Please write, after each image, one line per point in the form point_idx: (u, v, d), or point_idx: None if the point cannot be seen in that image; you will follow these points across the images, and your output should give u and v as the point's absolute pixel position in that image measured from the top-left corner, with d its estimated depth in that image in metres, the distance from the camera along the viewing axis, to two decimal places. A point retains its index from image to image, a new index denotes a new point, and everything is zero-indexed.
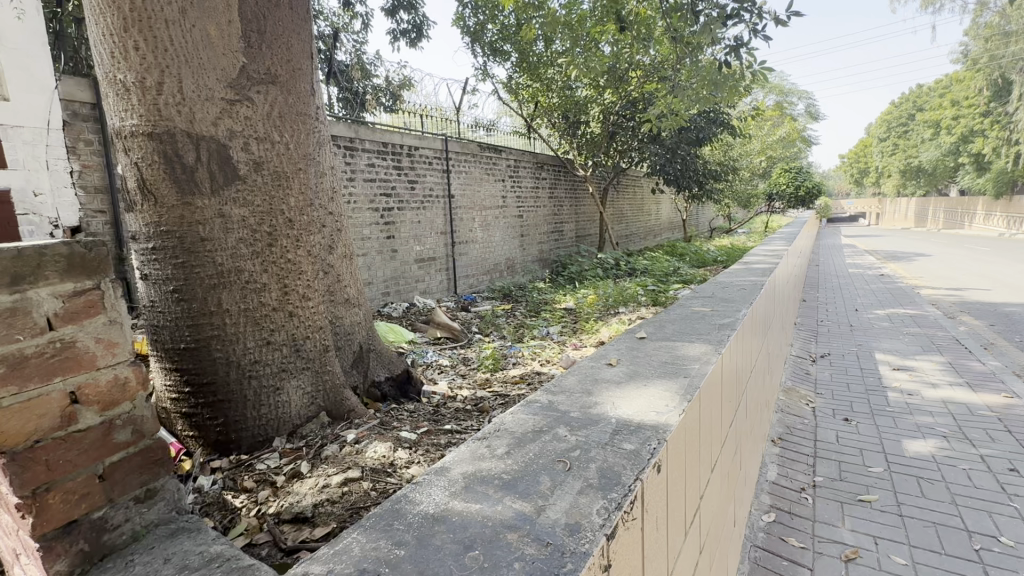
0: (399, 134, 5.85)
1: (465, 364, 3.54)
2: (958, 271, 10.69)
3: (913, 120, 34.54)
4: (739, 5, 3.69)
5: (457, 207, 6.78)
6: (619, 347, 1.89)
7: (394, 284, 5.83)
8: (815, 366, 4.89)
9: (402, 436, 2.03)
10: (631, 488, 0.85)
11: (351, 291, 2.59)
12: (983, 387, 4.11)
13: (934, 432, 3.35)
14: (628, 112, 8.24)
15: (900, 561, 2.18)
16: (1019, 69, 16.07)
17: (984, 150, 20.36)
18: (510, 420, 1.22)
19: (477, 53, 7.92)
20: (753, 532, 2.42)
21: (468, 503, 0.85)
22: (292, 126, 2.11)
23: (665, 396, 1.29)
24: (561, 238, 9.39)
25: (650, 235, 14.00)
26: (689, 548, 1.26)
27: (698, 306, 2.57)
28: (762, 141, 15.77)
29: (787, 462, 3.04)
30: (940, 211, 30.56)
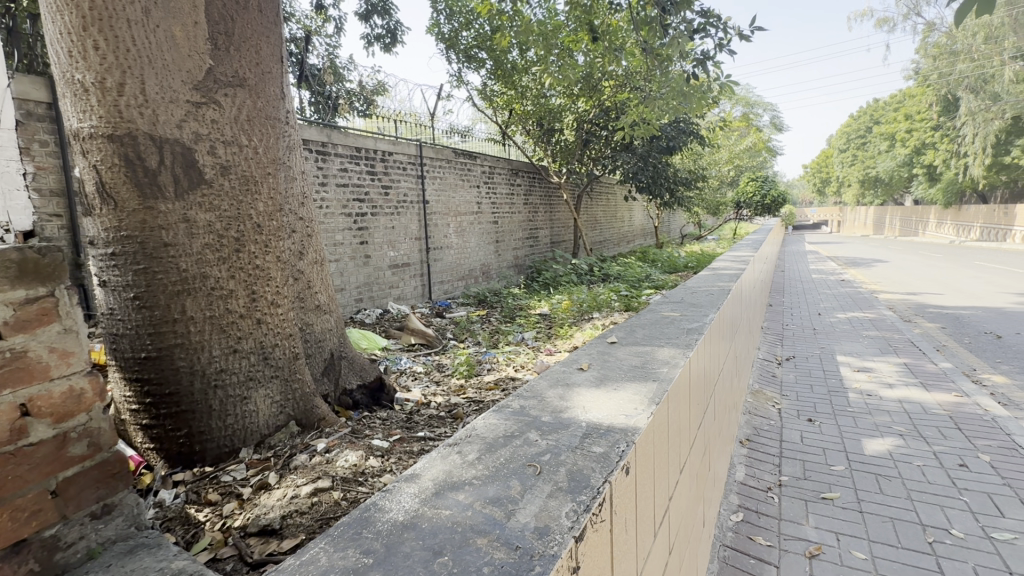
0: (373, 139, 5.81)
1: (439, 370, 3.53)
2: (913, 276, 11.24)
3: (871, 132, 36.18)
4: (705, 20, 3.83)
5: (431, 213, 6.76)
6: (591, 352, 1.92)
7: (367, 290, 5.76)
8: (781, 368, 5.04)
9: (374, 443, 2.01)
10: (600, 490, 0.86)
11: (322, 297, 2.56)
12: (936, 387, 4.32)
13: (890, 431, 3.51)
14: (602, 121, 8.39)
15: (861, 556, 2.26)
16: (966, 86, 17.04)
17: (935, 162, 21.46)
18: (482, 425, 1.22)
19: (452, 59, 7.94)
20: (722, 531, 2.47)
21: (438, 509, 0.85)
22: (261, 130, 2.08)
23: (635, 400, 1.32)
24: (536, 244, 9.45)
25: (624, 241, 14.23)
26: (658, 548, 1.28)
27: (668, 311, 2.63)
28: (731, 151, 16.25)
29: (754, 463, 3.12)
30: (897, 220, 32.05)
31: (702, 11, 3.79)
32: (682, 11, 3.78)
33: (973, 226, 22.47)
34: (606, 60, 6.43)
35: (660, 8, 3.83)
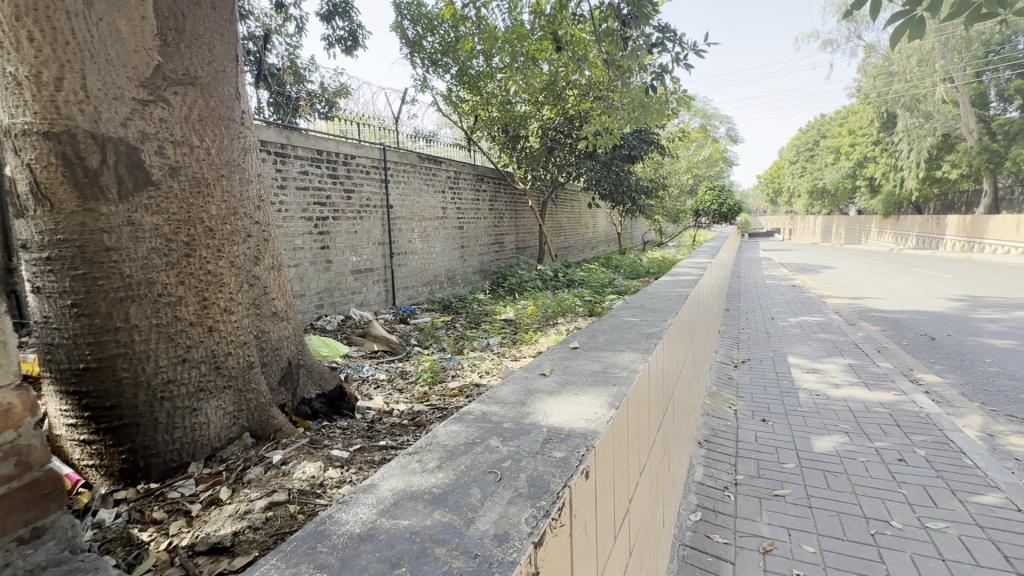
0: (334, 141, 5.70)
1: (403, 377, 3.47)
2: (857, 282, 11.92)
3: (819, 145, 38.21)
4: (663, 35, 3.96)
5: (395, 217, 6.66)
6: (554, 357, 1.94)
7: (329, 296, 5.62)
8: (737, 370, 5.24)
9: (333, 454, 1.95)
10: (560, 495, 0.87)
11: (280, 304, 2.48)
12: (878, 386, 4.58)
13: (836, 429, 3.69)
14: (566, 129, 8.51)
15: (810, 550, 2.36)
16: (902, 105, 18.26)
17: (876, 175, 22.89)
18: (442, 433, 1.21)
19: (417, 64, 7.89)
20: (681, 531, 2.53)
21: (395, 520, 0.83)
22: (213, 130, 2.01)
23: (595, 404, 1.34)
24: (501, 250, 9.47)
25: (588, 247, 14.47)
26: (618, 550, 1.30)
27: (629, 316, 2.69)
28: (690, 161, 16.83)
29: (711, 463, 3.22)
30: (843, 229, 33.92)
31: (661, 25, 3.93)
32: (642, 25, 3.91)
33: (910, 235, 24.05)
34: (569, 70, 6.54)
35: (621, 21, 3.95)
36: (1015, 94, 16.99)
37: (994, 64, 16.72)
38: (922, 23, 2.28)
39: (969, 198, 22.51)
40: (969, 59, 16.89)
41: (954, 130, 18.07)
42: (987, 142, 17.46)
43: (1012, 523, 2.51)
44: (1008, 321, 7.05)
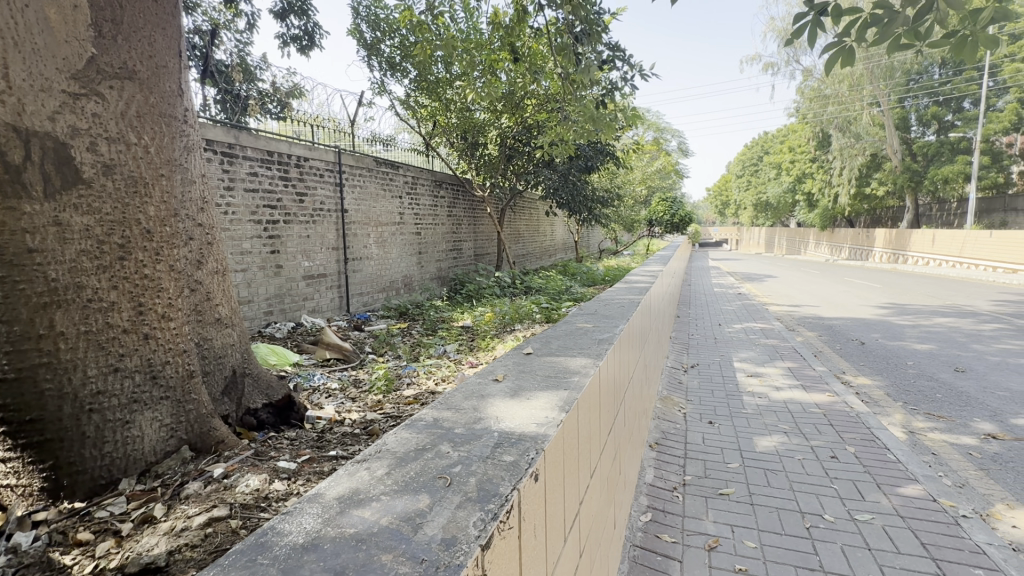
0: (286, 143, 5.53)
1: (356, 386, 3.39)
2: (795, 291, 12.67)
3: (762, 161, 40.49)
4: (613, 54, 4.12)
5: (350, 222, 6.52)
6: (507, 363, 1.95)
7: (279, 301, 5.43)
8: (686, 375, 5.44)
9: (279, 466, 1.88)
10: (507, 498, 0.89)
11: (224, 310, 2.38)
12: (814, 388, 4.88)
13: (776, 429, 3.90)
14: (524, 137, 8.61)
15: (751, 545, 2.48)
16: (835, 126, 19.63)
17: (814, 190, 24.46)
18: (392, 440, 1.20)
19: (374, 67, 7.77)
20: (633, 531, 2.60)
21: (341, 529, 0.82)
22: (153, 128, 1.93)
23: (545, 409, 1.36)
24: (459, 257, 9.44)
25: (546, 254, 14.66)
26: (569, 552, 1.33)
27: (582, 323, 2.74)
28: (644, 173, 17.42)
29: (662, 465, 3.33)
30: (785, 240, 35.99)
31: (611, 45, 4.09)
32: (594, 42, 4.06)
33: (843, 247, 25.78)
34: (527, 81, 6.64)
35: (574, 37, 4.07)
36: (932, 120, 18.67)
37: (913, 92, 18.79)
38: (850, 53, 2.48)
39: (894, 213, 24.43)
40: (892, 86, 18.55)
41: (881, 150, 19.64)
42: (908, 162, 19.08)
43: (929, 512, 2.73)
44: (927, 327, 7.67)
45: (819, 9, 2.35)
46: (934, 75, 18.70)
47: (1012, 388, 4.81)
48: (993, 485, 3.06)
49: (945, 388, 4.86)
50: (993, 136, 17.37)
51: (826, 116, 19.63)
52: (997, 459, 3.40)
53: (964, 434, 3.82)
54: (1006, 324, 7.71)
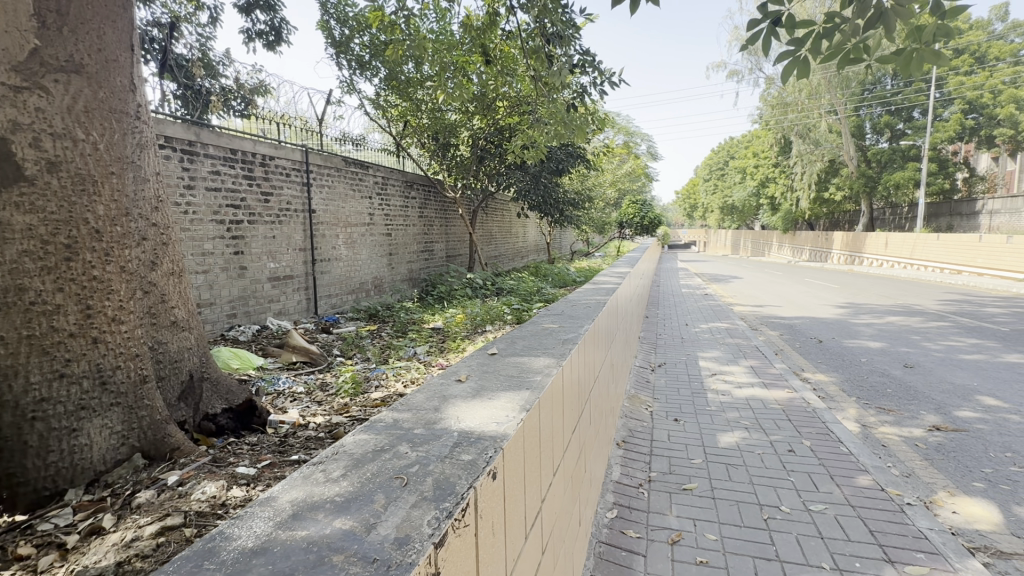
0: (251, 141, 5.39)
1: (322, 389, 3.33)
2: (760, 291, 13.09)
3: (728, 166, 41.67)
4: (586, 57, 4.19)
5: (318, 223, 6.39)
6: (471, 363, 1.96)
7: (243, 304, 5.27)
8: (654, 374, 5.55)
9: (238, 472, 1.84)
10: (463, 496, 0.90)
11: (180, 313, 2.31)
12: (774, 385, 5.06)
13: (738, 425, 4.02)
14: (495, 139, 8.63)
15: (712, 537, 2.56)
16: (796, 133, 20.41)
17: (776, 194, 25.34)
18: (350, 442, 1.19)
19: (343, 65, 7.65)
20: (599, 528, 2.64)
21: (293, 531, 0.81)
22: (102, 124, 1.86)
23: (507, 408, 1.38)
24: (430, 258, 9.37)
25: (518, 255, 14.70)
26: (530, 550, 1.34)
27: (549, 323, 2.77)
28: (614, 176, 17.70)
29: (628, 462, 3.39)
30: (750, 242, 37.13)
31: (582, 49, 4.16)
32: (565, 45, 4.11)
33: (804, 249, 26.79)
34: (499, 83, 6.67)
35: (547, 40, 4.11)
36: (884, 128, 19.63)
37: (868, 102, 19.70)
38: (805, 65, 2.60)
39: (851, 217, 25.56)
40: (849, 95, 19.42)
41: (838, 156, 20.52)
42: (864, 168, 19.98)
43: (877, 501, 2.87)
44: (879, 325, 8.07)
45: (773, 17, 2.43)
46: (887, 86, 19.64)
47: (956, 382, 5.10)
48: (936, 474, 3.25)
49: (896, 383, 5.12)
50: (940, 144, 18.40)
51: (788, 123, 20.33)
52: (940, 449, 3.61)
53: (911, 426, 4.03)
54: (950, 321, 8.18)
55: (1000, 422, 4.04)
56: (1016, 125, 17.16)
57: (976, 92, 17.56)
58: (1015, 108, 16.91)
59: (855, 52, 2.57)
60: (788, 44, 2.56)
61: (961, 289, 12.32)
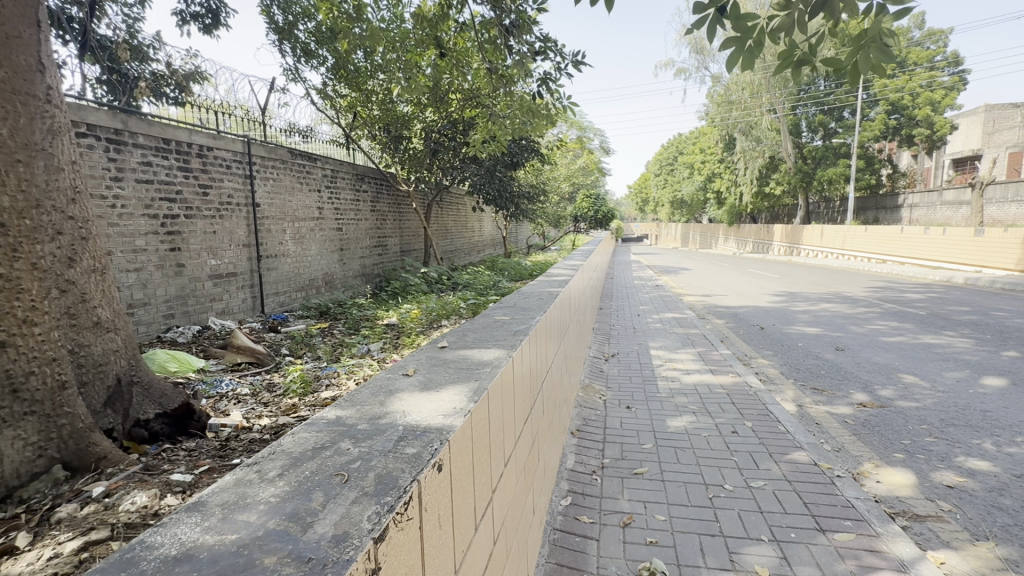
0: (186, 130, 5.08)
1: (269, 390, 3.20)
2: (708, 282, 13.65)
3: (676, 161, 43.10)
4: (545, 45, 4.20)
5: (263, 217, 6.11)
6: (421, 356, 1.94)
7: (181, 303, 4.97)
8: (607, 364, 5.69)
9: (172, 479, 1.74)
10: (406, 489, 0.88)
11: (104, 313, 2.14)
12: (720, 370, 5.30)
13: (686, 411, 4.19)
14: (449, 132, 8.52)
15: (661, 518, 2.66)
16: (739, 130, 21.37)
17: (721, 189, 26.44)
18: (288, 441, 1.14)
19: (286, 52, 7.32)
20: (553, 516, 2.68)
21: (222, 535, 0.77)
22: (6, 107, 1.71)
23: (453, 400, 1.37)
24: (384, 253, 9.18)
25: (474, 250, 14.66)
26: (481, 541, 1.34)
27: (500, 315, 2.77)
28: (567, 171, 17.94)
29: (582, 450, 3.47)
30: (697, 235, 38.66)
31: (542, 36, 4.15)
32: (522, 35, 4.09)
33: (747, 241, 28.16)
34: (452, 75, 6.57)
35: (503, 30, 4.06)
36: (819, 126, 20.86)
37: (803, 101, 20.83)
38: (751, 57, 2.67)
39: (790, 210, 27.09)
40: (787, 95, 20.49)
41: (778, 153, 21.61)
42: (801, 164, 21.18)
43: (811, 475, 3.07)
44: (814, 311, 8.62)
45: (718, 6, 2.50)
46: (820, 87, 20.86)
47: (880, 362, 5.53)
48: (862, 447, 3.51)
49: (829, 365, 5.49)
50: (868, 143, 19.80)
51: (732, 120, 21.25)
52: (866, 424, 3.90)
53: (841, 404, 4.34)
54: (876, 307, 8.85)
55: (917, 398, 4.42)
56: (930, 126, 18.93)
57: (898, 94, 19.02)
58: (930, 110, 18.67)
59: (800, 58, 2.68)
60: (734, 34, 2.61)
61: (886, 277, 13.33)
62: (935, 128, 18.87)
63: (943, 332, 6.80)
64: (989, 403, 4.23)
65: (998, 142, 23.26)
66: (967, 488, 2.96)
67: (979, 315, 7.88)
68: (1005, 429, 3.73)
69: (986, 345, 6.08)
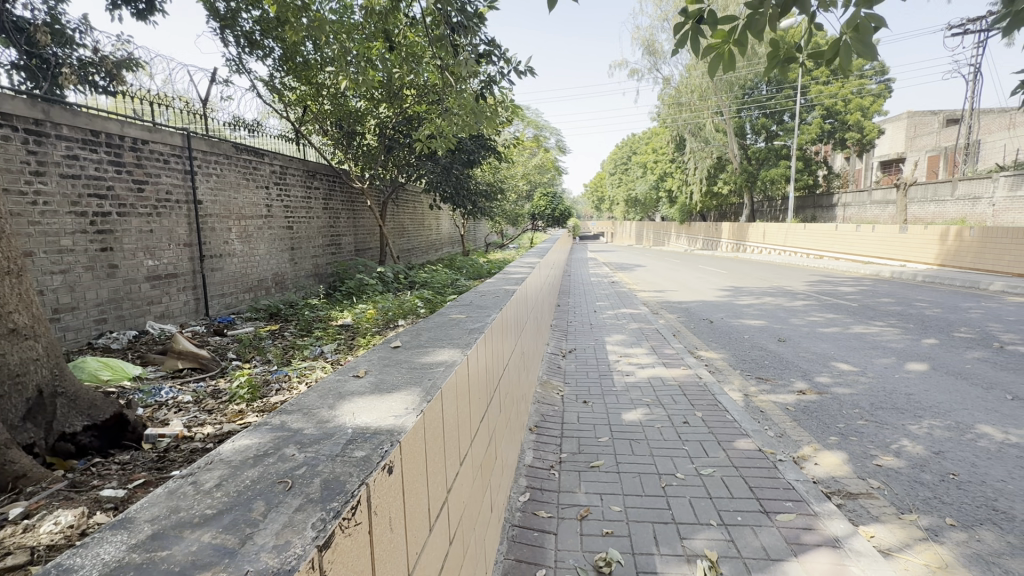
0: (118, 122, 4.75)
1: (214, 397, 3.05)
2: (661, 278, 14.09)
3: (630, 161, 44.23)
4: (491, 49, 4.21)
5: (206, 215, 5.79)
6: (372, 357, 1.91)
7: (115, 306, 4.64)
8: (565, 360, 5.77)
9: (103, 496, 1.63)
10: (354, 494, 0.86)
11: (21, 319, 1.98)
12: (672, 363, 5.49)
13: (640, 403, 4.31)
14: (403, 128, 8.36)
15: (616, 509, 2.72)
16: (689, 131, 22.16)
17: (673, 188, 27.34)
18: (228, 448, 1.10)
19: (228, 41, 6.97)
20: (512, 512, 2.70)
21: (151, 553, 0.73)
22: None
23: (405, 402, 1.35)
24: (338, 252, 8.93)
25: (431, 248, 14.50)
26: (436, 542, 1.33)
27: (455, 314, 2.74)
28: (523, 168, 18.03)
29: (540, 446, 3.51)
30: (651, 233, 39.77)
31: (487, 39, 4.17)
32: (471, 36, 4.09)
33: (698, 238, 29.24)
34: (404, 70, 6.45)
35: (451, 29, 4.04)
36: (762, 129, 21.92)
37: (748, 105, 21.84)
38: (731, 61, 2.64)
39: (736, 209, 28.36)
40: (732, 98, 21.41)
41: (724, 154, 22.57)
42: (746, 165, 22.21)
43: (756, 460, 3.23)
44: (759, 305, 9.07)
45: (695, 16, 2.54)
46: (763, 91, 21.92)
47: (818, 351, 5.89)
48: (802, 433, 3.73)
49: (772, 356, 5.79)
50: (806, 145, 20.98)
51: (682, 122, 22.01)
52: (805, 410, 4.15)
53: (784, 393, 4.58)
54: (815, 300, 9.41)
55: (850, 384, 4.73)
56: (861, 130, 20.26)
57: (832, 100, 20.27)
58: (860, 115, 20.01)
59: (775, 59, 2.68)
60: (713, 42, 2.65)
61: (823, 271, 14.19)
62: (865, 133, 20.23)
63: (874, 323, 7.32)
64: (912, 386, 4.59)
65: (919, 146, 25.22)
66: (893, 465, 3.20)
67: (903, 306, 8.53)
68: (926, 410, 4.06)
69: (909, 333, 6.58)
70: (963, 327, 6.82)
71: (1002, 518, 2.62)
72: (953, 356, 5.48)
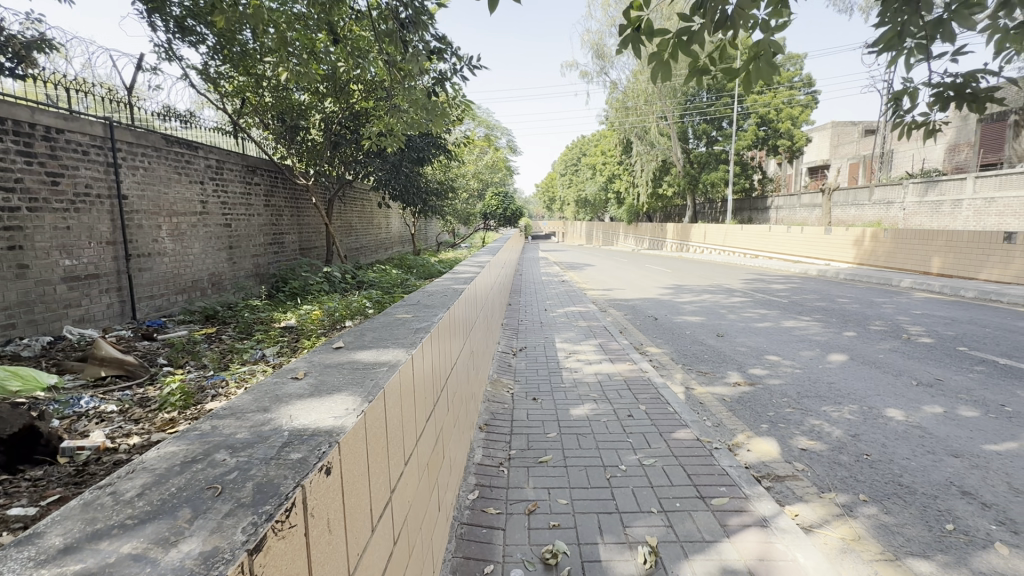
0: (28, 109, 4.35)
1: (143, 405, 2.86)
2: (609, 277, 14.47)
3: (580, 163, 45.13)
4: (441, 46, 4.17)
5: (132, 211, 5.40)
6: (313, 359, 1.86)
7: (25, 311, 4.24)
8: (515, 358, 5.83)
9: (9, 516, 1.50)
10: (288, 496, 0.85)
11: None
12: (619, 359, 5.68)
13: (587, 399, 4.43)
14: (350, 124, 8.15)
15: (563, 502, 2.80)
16: (636, 135, 22.87)
17: (621, 189, 28.13)
18: (153, 456, 1.04)
19: (157, 25, 6.50)
20: (461, 511, 2.70)
21: (61, 568, 0.69)
22: None
23: (345, 403, 1.33)
24: (281, 250, 8.55)
25: (380, 247, 14.18)
26: (379, 542, 1.32)
27: (402, 313, 2.72)
28: (475, 167, 18.00)
29: (489, 444, 3.53)
30: (600, 232, 40.73)
31: (438, 36, 4.13)
32: (421, 31, 4.03)
33: (644, 238, 30.26)
34: (351, 65, 6.28)
35: (400, 24, 3.95)
36: (703, 134, 22.98)
37: (690, 111, 22.82)
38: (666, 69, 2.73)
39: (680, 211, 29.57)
40: (676, 104, 22.31)
41: (669, 157, 23.49)
42: (688, 169, 23.19)
43: (693, 449, 3.41)
44: (700, 302, 9.54)
45: (636, 24, 2.65)
46: (703, 98, 22.96)
47: (752, 345, 6.28)
48: (737, 422, 3.96)
49: (711, 350, 6.11)
50: (743, 151, 22.18)
51: (630, 125, 22.65)
52: (740, 400, 4.41)
53: (721, 384, 4.86)
54: (750, 297, 10.00)
55: (780, 375, 5.08)
56: (791, 138, 21.68)
57: (765, 109, 21.54)
58: (790, 124, 21.39)
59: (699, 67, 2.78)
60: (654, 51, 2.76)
61: (758, 270, 15.09)
62: (795, 140, 21.68)
63: (801, 317, 7.87)
64: (834, 375, 4.98)
65: (841, 154, 27.33)
66: (816, 449, 3.47)
67: (827, 301, 9.23)
68: (845, 396, 4.43)
69: (832, 327, 7.14)
70: (878, 320, 7.47)
71: (906, 492, 2.90)
72: (868, 347, 6.00)
